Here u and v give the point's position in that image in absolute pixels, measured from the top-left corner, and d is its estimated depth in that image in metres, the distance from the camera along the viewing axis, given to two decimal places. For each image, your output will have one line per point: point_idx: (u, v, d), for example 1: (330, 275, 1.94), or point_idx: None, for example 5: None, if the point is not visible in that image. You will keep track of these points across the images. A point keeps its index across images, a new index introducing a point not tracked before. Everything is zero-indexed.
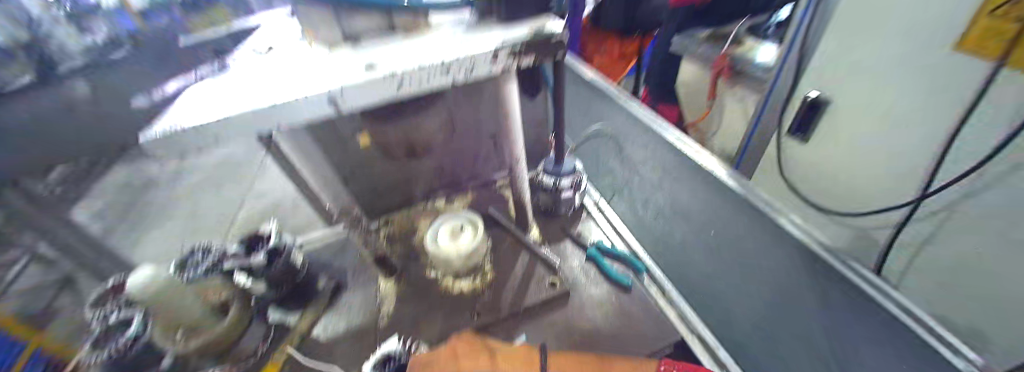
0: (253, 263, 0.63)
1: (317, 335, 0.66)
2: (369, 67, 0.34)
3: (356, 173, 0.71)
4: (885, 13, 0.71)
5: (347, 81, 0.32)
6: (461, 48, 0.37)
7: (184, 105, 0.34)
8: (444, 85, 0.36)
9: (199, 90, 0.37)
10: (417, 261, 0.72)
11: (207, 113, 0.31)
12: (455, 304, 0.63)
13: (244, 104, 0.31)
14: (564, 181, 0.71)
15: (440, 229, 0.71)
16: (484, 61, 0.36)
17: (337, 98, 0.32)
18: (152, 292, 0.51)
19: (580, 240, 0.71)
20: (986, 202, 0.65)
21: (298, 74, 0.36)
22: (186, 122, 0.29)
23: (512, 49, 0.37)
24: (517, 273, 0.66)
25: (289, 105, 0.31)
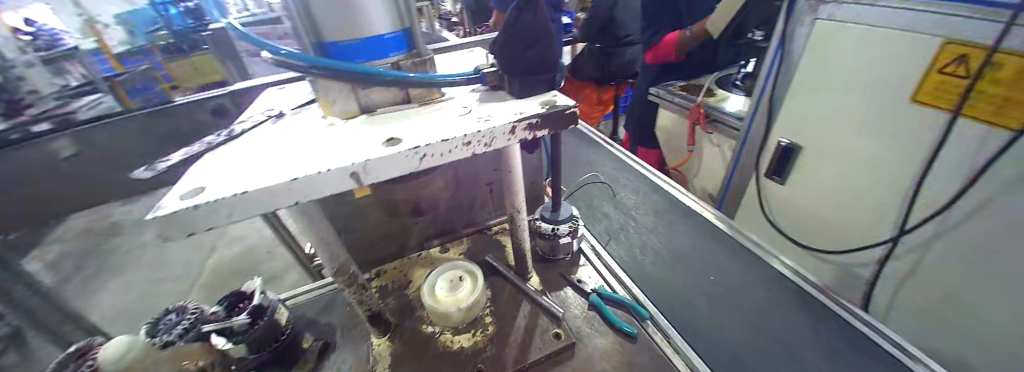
0: (234, 323, 0.58)
1: None
2: (390, 139, 0.36)
3: (350, 225, 0.69)
4: (841, 71, 0.81)
5: (370, 155, 0.33)
6: (478, 119, 0.39)
7: (200, 177, 0.34)
8: (463, 156, 0.37)
9: (213, 160, 0.37)
10: (413, 315, 0.68)
11: (221, 189, 0.31)
12: (453, 362, 0.60)
13: (260, 179, 0.32)
14: (562, 227, 0.72)
15: (438, 281, 0.68)
16: (500, 139, 0.37)
17: (358, 171, 0.33)
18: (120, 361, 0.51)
19: (581, 287, 0.70)
20: (964, 238, 0.69)
21: (316, 144, 0.37)
22: (199, 198, 0.29)
23: (530, 123, 0.38)
24: (519, 325, 0.64)
25: (309, 178, 0.31)
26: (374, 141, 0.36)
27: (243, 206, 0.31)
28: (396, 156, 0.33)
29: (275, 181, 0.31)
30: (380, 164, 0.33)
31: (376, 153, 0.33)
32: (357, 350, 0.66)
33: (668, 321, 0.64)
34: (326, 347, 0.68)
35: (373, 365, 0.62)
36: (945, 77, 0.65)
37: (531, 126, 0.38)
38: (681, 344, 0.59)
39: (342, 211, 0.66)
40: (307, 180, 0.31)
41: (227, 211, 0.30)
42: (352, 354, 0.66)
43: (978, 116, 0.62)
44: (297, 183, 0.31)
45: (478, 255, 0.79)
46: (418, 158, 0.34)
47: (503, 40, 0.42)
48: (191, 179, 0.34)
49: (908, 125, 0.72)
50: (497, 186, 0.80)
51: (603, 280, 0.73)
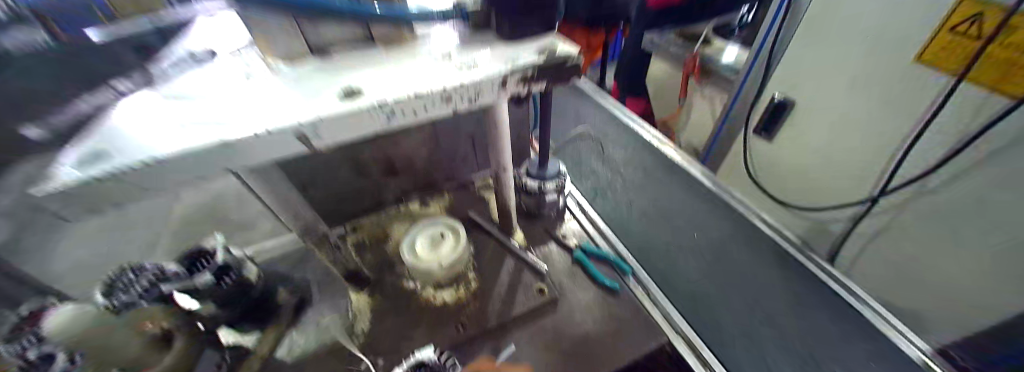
0: (198, 283, 0.51)
1: (281, 357, 0.60)
2: (347, 90, 0.29)
3: (316, 179, 0.62)
4: (850, 25, 0.77)
5: (320, 111, 0.27)
6: (460, 66, 0.32)
7: (109, 139, 0.27)
8: (444, 114, 0.31)
9: (125, 118, 0.30)
10: (393, 271, 0.66)
11: (131, 155, 0.25)
12: (437, 316, 0.60)
13: (180, 141, 0.25)
14: (549, 184, 0.69)
15: (418, 238, 0.66)
16: (490, 92, 0.31)
17: (308, 135, 0.27)
18: (74, 336, 0.41)
19: (565, 243, 0.70)
20: (942, 197, 0.73)
21: (254, 95, 0.30)
22: (102, 167, 0.23)
23: (525, 75, 0.32)
24: (503, 282, 0.63)
25: (242, 142, 0.25)
26: (328, 92, 0.29)
27: (161, 176, 0.25)
28: (354, 113, 0.27)
29: (199, 144, 0.25)
30: (333, 124, 0.27)
31: (327, 107, 0.27)
32: None
33: (649, 278, 0.66)
34: (302, 303, 0.67)
35: (354, 320, 0.61)
36: (956, 37, 0.63)
37: (524, 78, 0.32)
38: (659, 299, 0.61)
39: (305, 165, 0.58)
40: (243, 143, 0.25)
41: (141, 184, 0.24)
42: (333, 310, 0.64)
43: (981, 82, 0.63)
44: (230, 148, 0.25)
45: (461, 211, 0.76)
46: (386, 118, 0.29)
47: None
48: (96, 142, 0.27)
49: (905, 87, 0.73)
50: (482, 142, 0.75)
51: (588, 236, 0.72)
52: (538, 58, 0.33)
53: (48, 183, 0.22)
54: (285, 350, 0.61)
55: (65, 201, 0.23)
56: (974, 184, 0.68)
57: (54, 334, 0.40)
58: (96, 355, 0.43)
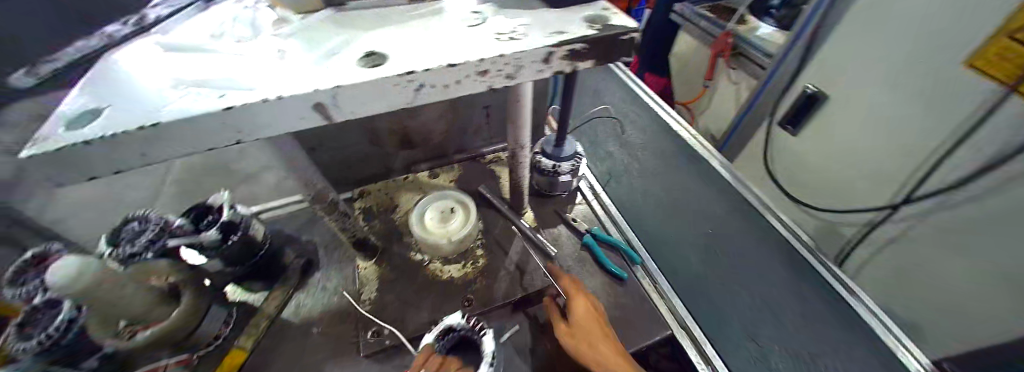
0: (204, 240, 0.51)
1: (288, 318, 0.60)
2: (369, 56, 0.26)
3: (324, 143, 0.59)
4: (901, 16, 0.72)
5: (338, 79, 0.23)
6: (497, 34, 0.28)
7: (102, 95, 0.25)
8: (476, 90, 0.28)
9: (121, 70, 0.27)
10: (401, 241, 0.66)
11: (126, 115, 0.22)
12: (444, 290, 0.60)
13: (181, 104, 0.22)
14: (564, 165, 0.66)
15: (428, 209, 0.64)
16: (529, 69, 0.27)
17: (326, 104, 0.24)
18: (79, 286, 0.42)
19: (576, 226, 0.69)
20: (967, 210, 0.71)
21: (263, 53, 0.27)
22: (94, 129, 0.21)
23: (572, 51, 0.27)
24: (511, 261, 0.63)
25: (247, 108, 0.22)
26: (348, 55, 0.26)
27: (160, 143, 0.22)
28: (376, 84, 0.24)
29: (202, 109, 0.22)
30: (353, 95, 0.24)
31: (350, 76, 0.24)
32: (346, 271, 0.66)
33: (657, 268, 0.66)
34: (310, 264, 0.66)
35: (360, 287, 0.61)
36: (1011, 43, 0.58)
37: (569, 56, 0.28)
38: (666, 291, 0.61)
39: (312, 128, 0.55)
40: (247, 109, 0.22)
41: (138, 150, 0.22)
42: (340, 274, 0.65)
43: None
44: (232, 114, 0.22)
45: (471, 186, 0.74)
46: (412, 90, 0.25)
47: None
48: (88, 97, 0.24)
49: (948, 92, 0.68)
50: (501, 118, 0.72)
51: (599, 221, 0.71)
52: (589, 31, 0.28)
53: (39, 144, 0.20)
54: (291, 310, 0.61)
55: (59, 166, 0.21)
56: (1007, 202, 0.65)
57: (59, 285, 0.41)
58: (100, 306, 0.43)
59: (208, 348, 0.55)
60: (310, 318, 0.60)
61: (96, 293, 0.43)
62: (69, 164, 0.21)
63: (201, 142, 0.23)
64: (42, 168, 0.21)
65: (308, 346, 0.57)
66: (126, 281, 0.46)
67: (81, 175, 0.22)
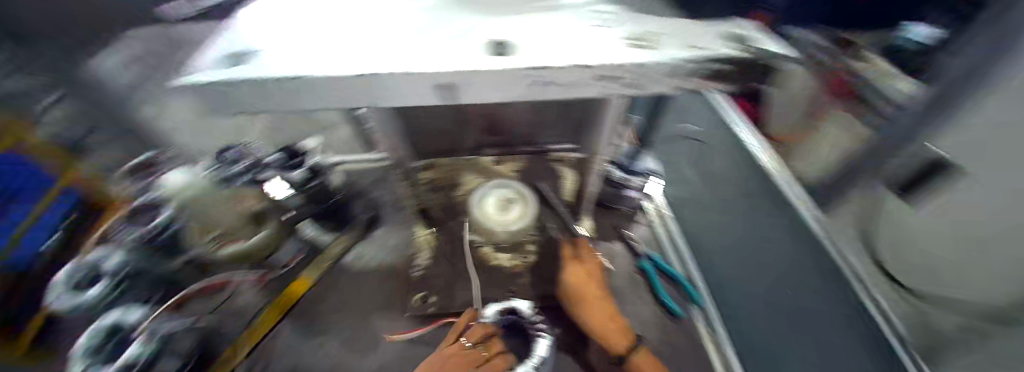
0: (292, 178, 0.58)
1: (349, 262, 0.66)
2: (495, 43, 0.25)
3: None
4: None
5: (470, 63, 0.24)
6: (628, 38, 0.26)
7: (255, 39, 0.27)
8: (591, 94, 0.26)
9: (267, 17, 0.30)
10: (457, 218, 0.69)
11: (272, 63, 0.24)
12: (495, 276, 0.63)
13: (321, 61, 0.24)
14: (635, 181, 0.64)
15: (490, 196, 0.63)
16: (657, 84, 0.26)
17: (450, 86, 0.24)
18: (184, 195, 0.50)
19: (636, 247, 0.67)
20: None
21: (392, 19, 0.27)
22: (246, 72, 0.23)
23: (710, 74, 0.25)
24: (560, 266, 0.64)
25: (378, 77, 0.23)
26: (475, 38, 0.25)
27: (301, 95, 0.24)
28: (505, 74, 0.24)
29: (341, 70, 0.23)
30: (480, 82, 0.24)
31: (480, 62, 0.24)
32: (403, 234, 0.70)
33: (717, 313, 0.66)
34: (373, 221, 0.71)
35: (418, 250, 0.67)
36: None
37: (704, 78, 0.25)
38: (722, 338, 0.62)
39: None
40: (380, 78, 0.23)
41: (280, 98, 0.24)
42: (398, 236, 0.70)
43: None
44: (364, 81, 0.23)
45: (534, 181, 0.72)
46: (535, 86, 0.25)
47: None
48: (243, 40, 0.27)
49: None
50: (573, 124, 0.55)
51: (662, 248, 0.71)
52: (732, 51, 0.25)
53: (202, 78, 0.23)
54: (352, 258, 0.67)
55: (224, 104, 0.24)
56: None
57: (170, 190, 0.49)
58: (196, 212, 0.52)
59: (275, 274, 0.62)
60: (366, 268, 0.66)
61: (195, 206, 0.52)
62: (225, 100, 0.24)
63: (331, 99, 0.25)
64: (207, 100, 0.24)
65: (359, 294, 0.62)
66: (218, 203, 0.53)
67: (232, 110, 0.25)
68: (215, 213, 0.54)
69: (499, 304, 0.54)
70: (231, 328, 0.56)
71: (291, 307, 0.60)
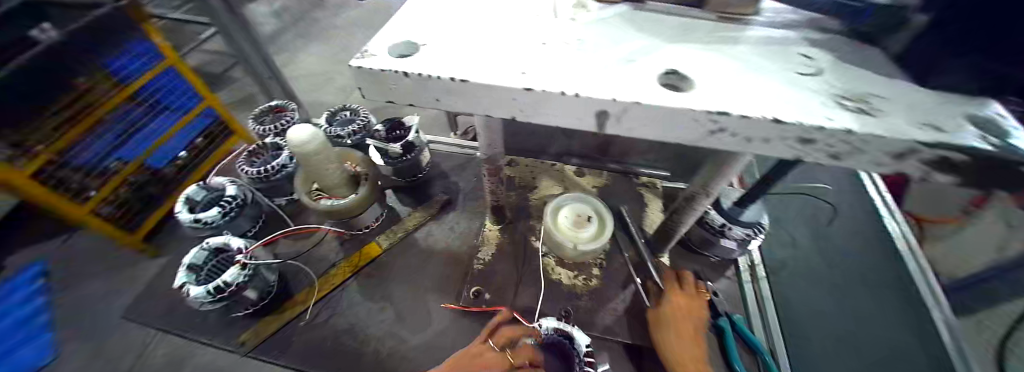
0: (391, 151, 0.68)
1: (419, 237, 0.69)
2: (670, 79, 0.23)
3: None
4: None
5: (643, 96, 0.22)
6: (831, 97, 0.22)
7: (418, 28, 0.28)
8: (766, 153, 0.24)
9: (429, 6, 0.30)
10: (528, 220, 0.68)
11: (439, 59, 0.24)
12: (551, 290, 0.60)
13: (488, 66, 0.24)
14: (737, 232, 0.56)
15: (566, 207, 0.63)
16: (856, 158, 0.22)
17: (608, 113, 0.23)
18: (303, 150, 0.54)
19: (715, 301, 0.58)
20: None
21: (561, 35, 0.27)
22: (414, 65, 0.24)
23: (943, 160, 0.20)
24: (625, 298, 0.59)
25: (545, 96, 0.22)
26: (648, 65, 0.24)
27: (456, 94, 0.24)
28: (678, 112, 0.21)
29: (506, 80, 0.23)
30: (647, 114, 0.22)
31: (653, 94, 0.22)
32: (473, 223, 0.71)
33: None
34: (448, 203, 0.73)
35: (481, 243, 0.66)
36: None
37: (926, 160, 0.21)
38: None
39: None
40: (545, 97, 0.22)
41: (438, 94, 0.25)
42: (467, 224, 0.71)
43: None
44: (530, 96, 0.23)
45: (613, 201, 0.70)
46: (707, 131, 0.23)
47: (966, 52, 0.21)
48: (408, 28, 0.28)
49: None
50: None
51: (745, 308, 0.60)
52: (984, 142, 0.20)
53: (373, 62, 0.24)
54: (423, 234, 0.69)
55: (385, 89, 0.25)
56: None
57: (294, 144, 0.53)
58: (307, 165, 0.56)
59: (356, 233, 0.68)
60: (433, 247, 0.68)
61: (311, 160, 0.56)
62: (385, 85, 0.25)
63: (484, 106, 0.25)
64: (372, 83, 0.25)
65: (420, 271, 0.65)
66: (328, 161, 0.57)
67: (387, 96, 0.26)
68: (325, 170, 0.58)
69: (560, 321, 0.50)
70: (310, 271, 0.65)
71: (360, 268, 0.64)
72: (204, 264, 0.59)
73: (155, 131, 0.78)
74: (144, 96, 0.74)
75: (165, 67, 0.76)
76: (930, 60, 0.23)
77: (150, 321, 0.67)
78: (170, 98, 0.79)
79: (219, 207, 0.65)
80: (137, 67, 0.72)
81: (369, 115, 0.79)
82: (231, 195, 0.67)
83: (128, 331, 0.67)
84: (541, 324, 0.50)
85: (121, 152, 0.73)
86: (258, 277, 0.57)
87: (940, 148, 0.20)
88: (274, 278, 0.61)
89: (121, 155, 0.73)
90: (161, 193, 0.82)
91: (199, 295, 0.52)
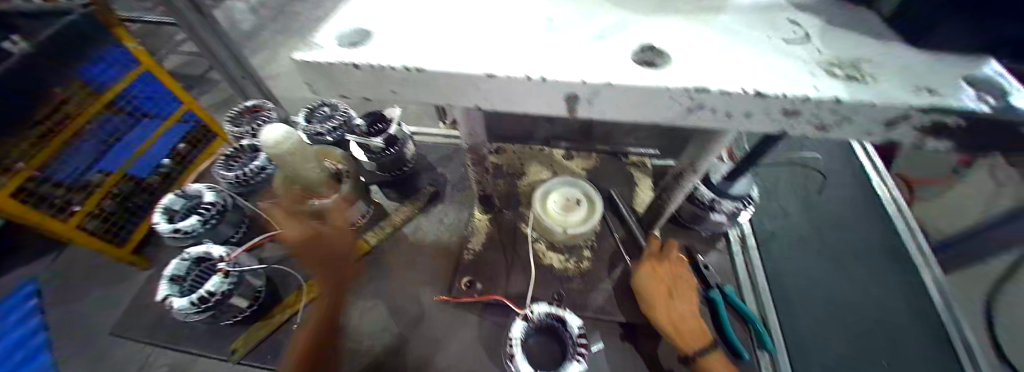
0: (371, 145, 0.64)
1: (407, 232, 0.68)
2: (646, 55, 0.21)
3: None
4: None
5: (614, 75, 0.20)
6: (816, 64, 0.21)
7: (370, 13, 0.25)
8: (750, 127, 0.22)
9: None
10: (518, 207, 0.66)
11: (392, 47, 0.22)
12: (542, 275, 0.60)
13: (446, 52, 0.22)
14: (725, 206, 0.56)
15: (554, 192, 0.62)
16: (843, 128, 0.21)
17: (578, 97, 0.21)
18: (279, 149, 0.50)
19: (706, 275, 0.58)
20: None
21: (527, 13, 0.25)
22: (365, 55, 0.21)
23: (933, 125, 0.19)
24: (616, 277, 0.59)
25: (509, 82, 0.20)
26: (622, 41, 0.22)
27: (414, 84, 0.22)
28: (652, 92, 0.20)
29: (466, 66, 0.21)
30: (620, 95, 0.21)
31: (625, 73, 0.20)
32: (461, 214, 0.70)
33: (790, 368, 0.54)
34: (436, 195, 0.72)
35: (471, 234, 0.65)
36: None
37: (919, 127, 0.20)
38: None
39: None
40: (509, 83, 0.20)
41: (394, 86, 0.23)
42: (456, 215, 0.70)
43: None
44: (493, 82, 0.21)
45: (603, 183, 0.69)
46: (685, 109, 0.21)
47: (954, 9, 0.20)
48: (359, 14, 0.25)
49: None
50: None
51: (735, 280, 0.60)
52: (978, 104, 0.19)
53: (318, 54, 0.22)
54: (411, 228, 0.69)
55: (338, 83, 0.23)
56: None
57: (270, 143, 0.49)
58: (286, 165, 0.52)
59: None
60: (422, 240, 0.67)
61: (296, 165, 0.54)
62: (336, 80, 0.23)
63: (447, 95, 0.23)
64: (321, 79, 0.23)
65: (410, 265, 0.65)
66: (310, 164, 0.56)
67: (343, 92, 0.24)
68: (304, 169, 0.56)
69: (551, 306, 0.50)
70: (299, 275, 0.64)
71: (351, 266, 0.64)
72: (186, 274, 0.59)
73: (135, 141, 0.75)
74: (121, 104, 0.72)
75: (140, 72, 0.72)
76: (924, 20, 0.22)
77: (144, 335, 0.66)
78: (148, 104, 0.76)
79: (198, 216, 0.64)
80: (109, 74, 0.69)
81: (349, 109, 0.77)
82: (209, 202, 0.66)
83: (123, 346, 0.67)
84: (532, 311, 0.50)
85: (100, 162, 0.70)
86: (244, 284, 0.58)
87: (933, 114, 0.19)
88: (260, 282, 0.62)
89: (100, 166, 0.70)
90: (145, 203, 0.78)
91: (183, 306, 0.53)
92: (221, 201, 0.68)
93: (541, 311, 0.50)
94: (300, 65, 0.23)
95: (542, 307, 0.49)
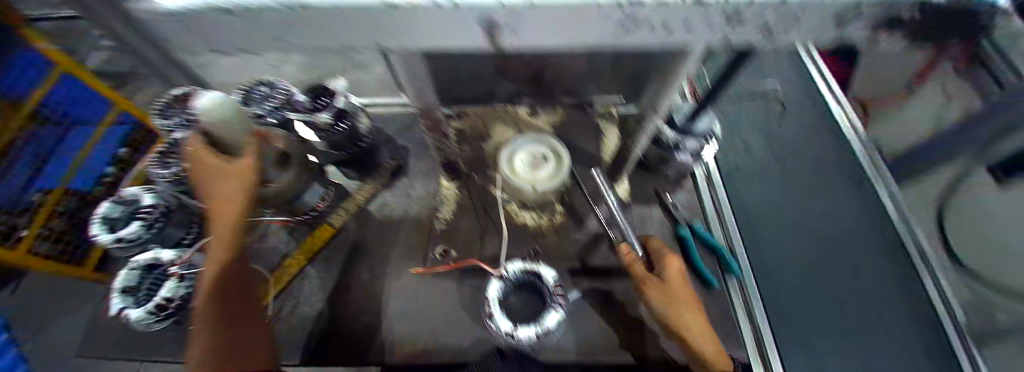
0: (317, 121, 0.57)
1: (372, 210, 0.65)
2: None
3: None
4: None
5: None
6: None
7: None
8: (693, 41, 0.20)
9: None
10: (486, 169, 0.63)
11: None
12: (516, 234, 0.59)
13: None
14: (689, 144, 0.55)
15: (520, 150, 0.59)
16: (790, 31, 0.19)
17: (497, 23, 0.18)
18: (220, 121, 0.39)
19: (673, 214, 0.61)
20: None
21: None
22: None
23: (881, 15, 0.18)
24: (588, 227, 0.61)
25: (411, 10, 0.17)
26: None
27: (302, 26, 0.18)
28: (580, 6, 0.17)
29: None
30: (546, 15, 0.18)
31: None
32: (428, 185, 0.68)
33: (756, 289, 0.57)
34: (399, 168, 0.69)
35: (440, 203, 0.63)
36: None
37: (871, 21, 0.18)
38: (757, 314, 0.55)
39: None
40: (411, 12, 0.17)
41: (279, 31, 0.19)
42: (423, 186, 0.67)
43: None
44: (393, 14, 0.17)
45: (570, 136, 0.68)
46: (620, 25, 0.19)
47: None
48: None
49: None
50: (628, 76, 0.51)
51: (703, 214, 0.62)
52: None
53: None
54: (378, 205, 0.66)
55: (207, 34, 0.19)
56: None
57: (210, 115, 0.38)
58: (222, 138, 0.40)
59: (302, 218, 0.63)
60: (391, 216, 0.65)
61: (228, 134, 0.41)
62: (204, 31, 0.18)
63: (348, 37, 0.19)
64: (182, 30, 0.18)
65: (381, 241, 0.63)
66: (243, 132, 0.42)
67: (232, 43, 0.20)
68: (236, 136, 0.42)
69: (525, 262, 0.49)
70: (265, 267, 0.61)
71: (320, 251, 0.62)
72: (139, 283, 0.58)
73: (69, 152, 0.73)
74: (43, 114, 0.70)
75: (59, 74, 0.69)
76: None
77: (111, 349, 0.64)
78: (72, 111, 0.73)
79: (139, 221, 0.59)
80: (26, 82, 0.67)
81: None
82: (149, 204, 0.61)
83: (93, 363, 0.64)
84: (507, 269, 0.49)
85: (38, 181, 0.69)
86: None
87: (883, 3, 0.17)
88: None
89: (40, 184, 0.69)
90: None
91: (139, 317, 0.53)
92: (163, 201, 0.63)
93: (515, 267, 0.49)
94: (145, 13, 0.18)
95: (516, 264, 0.49)
